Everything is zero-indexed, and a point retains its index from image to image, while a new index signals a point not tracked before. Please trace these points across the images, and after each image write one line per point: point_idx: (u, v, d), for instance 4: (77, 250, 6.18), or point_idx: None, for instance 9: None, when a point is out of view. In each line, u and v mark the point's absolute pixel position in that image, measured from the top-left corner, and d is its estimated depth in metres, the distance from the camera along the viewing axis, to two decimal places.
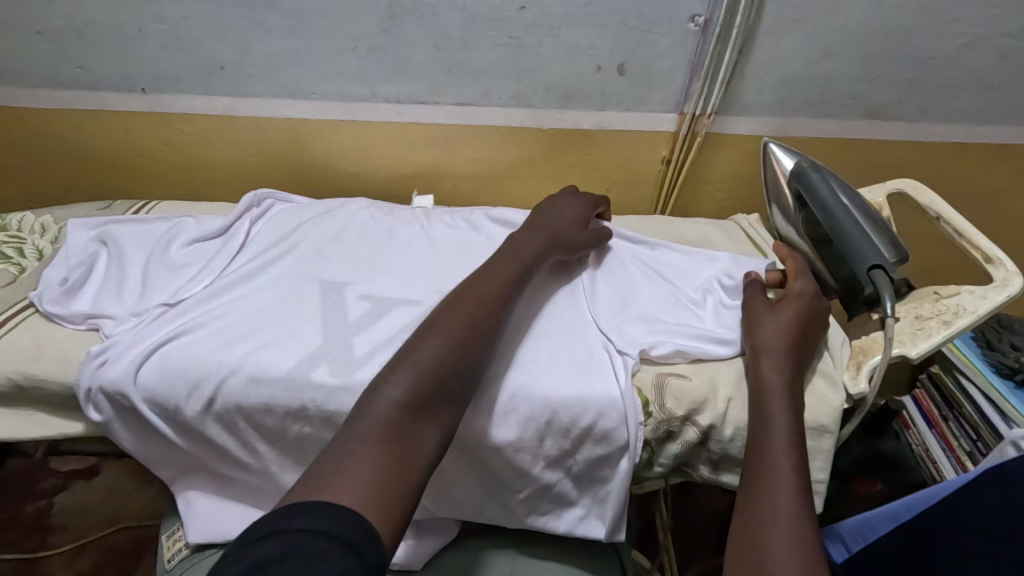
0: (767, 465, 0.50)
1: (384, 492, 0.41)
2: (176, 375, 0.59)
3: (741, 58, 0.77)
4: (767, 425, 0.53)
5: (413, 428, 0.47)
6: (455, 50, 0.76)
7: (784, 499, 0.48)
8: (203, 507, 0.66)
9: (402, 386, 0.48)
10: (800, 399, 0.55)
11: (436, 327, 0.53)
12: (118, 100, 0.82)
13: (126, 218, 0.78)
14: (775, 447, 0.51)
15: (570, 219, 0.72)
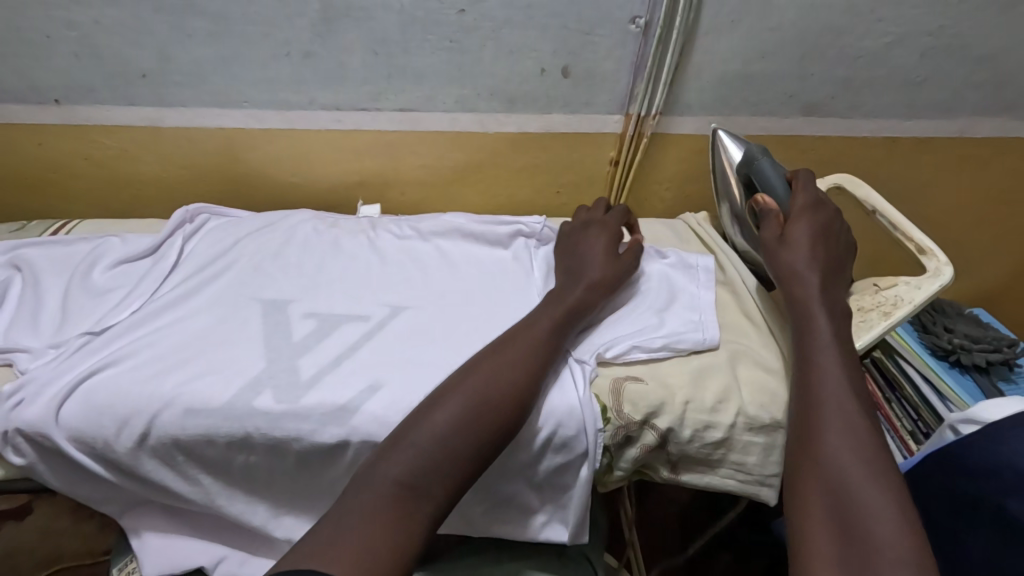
0: (829, 413, 0.49)
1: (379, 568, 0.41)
2: (103, 411, 0.54)
3: (682, 59, 0.77)
4: (814, 374, 0.53)
5: (413, 501, 0.47)
6: (394, 55, 0.73)
7: (855, 445, 0.47)
8: (157, 541, 0.61)
9: (404, 465, 0.48)
10: (845, 344, 0.55)
11: (452, 392, 0.52)
12: (26, 113, 0.75)
13: (45, 240, 0.72)
14: (831, 396, 0.50)
15: (603, 254, 0.68)
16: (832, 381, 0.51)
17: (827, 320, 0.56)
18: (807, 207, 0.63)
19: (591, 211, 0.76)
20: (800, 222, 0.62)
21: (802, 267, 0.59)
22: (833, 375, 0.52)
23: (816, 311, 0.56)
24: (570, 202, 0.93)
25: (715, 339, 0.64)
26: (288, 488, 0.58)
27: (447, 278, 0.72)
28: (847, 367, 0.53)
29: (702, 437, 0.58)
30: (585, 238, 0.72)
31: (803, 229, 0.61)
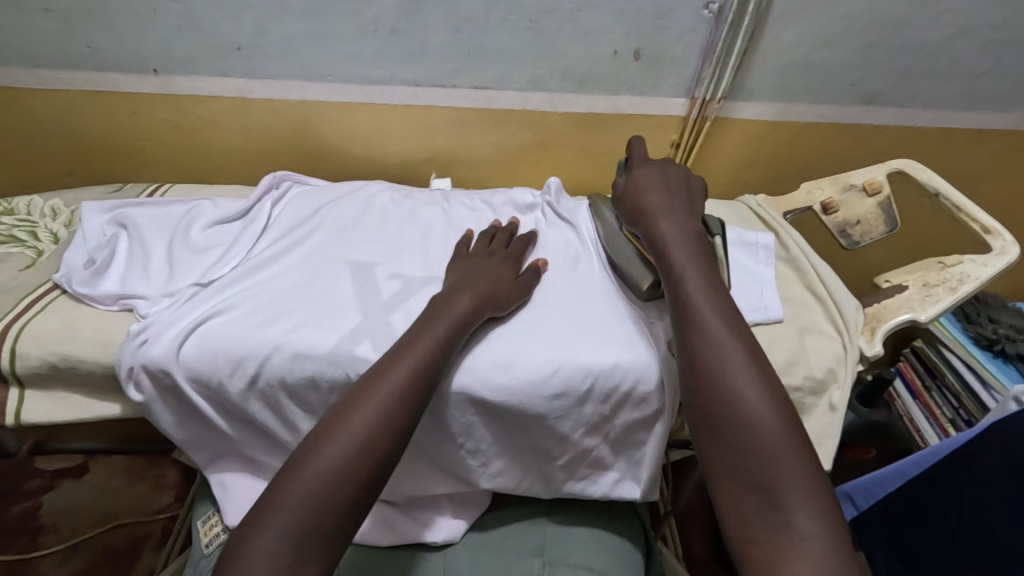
0: (710, 338, 0.50)
1: (319, 526, 0.43)
2: (218, 353, 0.58)
3: (750, 45, 0.80)
4: (690, 302, 0.53)
5: (307, 540, 0.42)
6: (475, 33, 0.77)
7: (738, 363, 0.48)
8: (237, 491, 0.66)
9: (291, 510, 0.43)
10: (743, 338, 0.50)
11: (343, 420, 0.48)
12: (126, 82, 0.80)
13: (142, 201, 0.76)
14: (705, 319, 0.51)
15: (495, 275, 0.65)
16: (704, 306, 0.52)
17: (718, 322, 0.51)
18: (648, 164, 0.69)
19: (490, 243, 0.72)
20: (656, 186, 0.66)
21: (666, 222, 0.61)
22: (703, 297, 0.53)
23: (677, 252, 0.58)
24: None
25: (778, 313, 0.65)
26: None
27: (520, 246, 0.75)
28: (754, 374, 0.47)
29: None
30: (489, 266, 0.66)
31: (657, 195, 0.65)
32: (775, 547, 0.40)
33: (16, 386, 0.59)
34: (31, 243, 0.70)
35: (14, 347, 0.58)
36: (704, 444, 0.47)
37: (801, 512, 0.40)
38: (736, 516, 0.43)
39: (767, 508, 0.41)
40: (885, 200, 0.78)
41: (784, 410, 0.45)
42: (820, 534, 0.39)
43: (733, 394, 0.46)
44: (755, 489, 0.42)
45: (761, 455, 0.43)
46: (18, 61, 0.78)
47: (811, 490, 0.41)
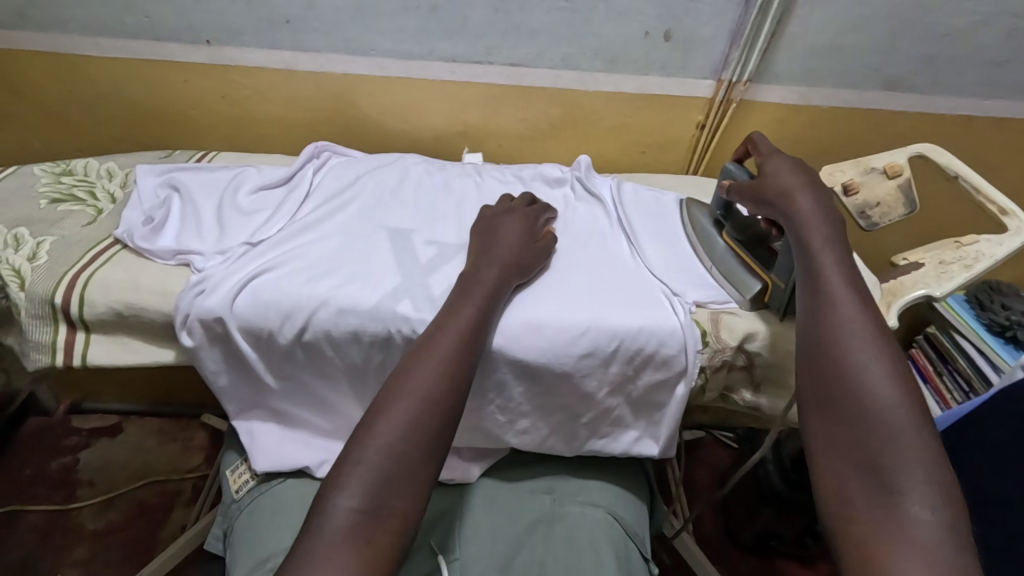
0: (841, 320, 0.51)
1: (397, 489, 0.47)
2: (269, 306, 0.62)
3: (777, 28, 0.82)
4: (826, 285, 0.54)
5: (387, 500, 0.47)
6: (512, 12, 0.80)
7: (866, 344, 0.49)
8: (265, 440, 0.69)
9: (363, 479, 0.47)
10: (867, 318, 0.52)
11: (410, 386, 0.52)
12: (180, 51, 0.84)
13: (191, 166, 0.80)
14: (837, 303, 0.53)
15: (519, 236, 0.68)
16: (835, 289, 0.54)
17: (847, 298, 0.53)
18: (773, 156, 0.68)
19: (512, 200, 0.75)
20: (792, 173, 0.64)
21: (803, 203, 0.61)
22: (840, 281, 0.54)
23: (813, 234, 0.58)
24: (654, 162, 0.99)
25: None
26: None
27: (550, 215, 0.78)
28: (879, 356, 0.49)
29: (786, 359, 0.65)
30: (495, 223, 0.70)
31: (794, 177, 0.63)
32: (878, 521, 0.42)
33: (82, 331, 0.64)
34: (90, 202, 0.75)
35: (83, 294, 0.62)
36: (814, 415, 0.49)
37: (916, 498, 0.42)
38: (838, 482, 0.45)
39: (876, 483, 0.43)
40: (903, 182, 0.80)
41: (917, 404, 0.46)
42: (934, 520, 0.40)
43: (856, 375, 0.48)
44: (865, 461, 0.45)
45: (873, 432, 0.45)
46: (81, 30, 0.82)
47: (931, 476, 0.42)
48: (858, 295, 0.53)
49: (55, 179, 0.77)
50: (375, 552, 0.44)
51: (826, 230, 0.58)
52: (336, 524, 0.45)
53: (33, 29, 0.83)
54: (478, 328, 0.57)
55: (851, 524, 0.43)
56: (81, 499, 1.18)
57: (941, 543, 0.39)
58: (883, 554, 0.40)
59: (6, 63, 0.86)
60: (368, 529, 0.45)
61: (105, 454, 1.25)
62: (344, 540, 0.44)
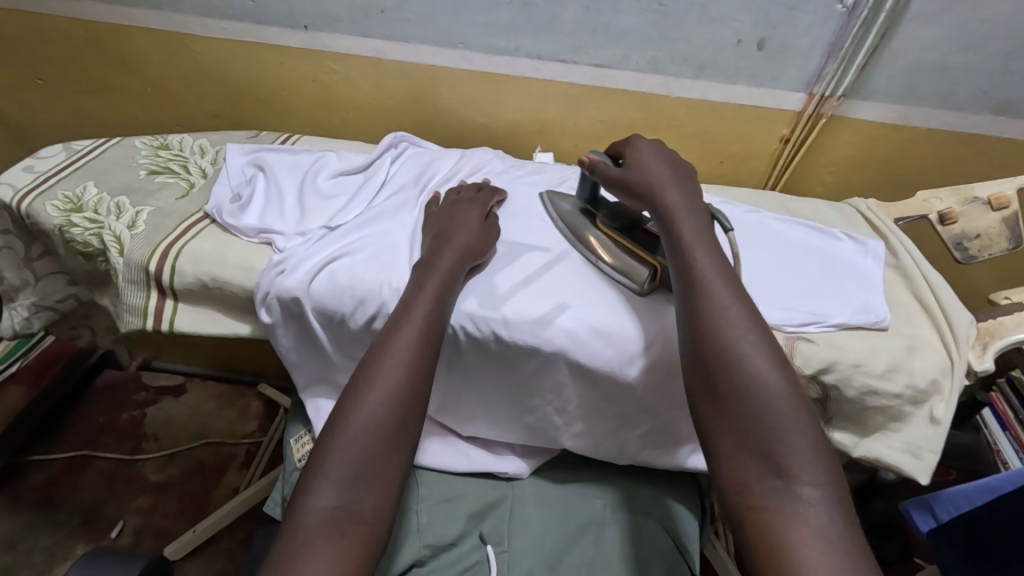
0: (717, 310, 0.51)
1: (367, 484, 0.49)
2: (343, 291, 0.64)
3: (882, 43, 0.78)
4: (702, 281, 0.53)
5: (357, 498, 0.48)
6: (602, 12, 0.79)
7: (744, 331, 0.49)
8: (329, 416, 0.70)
9: (335, 484, 0.48)
10: (744, 306, 0.51)
11: (370, 387, 0.53)
12: (278, 35, 0.88)
13: (277, 147, 0.83)
14: (714, 294, 0.52)
15: (471, 223, 0.68)
16: (713, 279, 0.53)
17: (727, 292, 0.52)
18: (640, 145, 0.66)
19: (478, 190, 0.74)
20: (660, 164, 0.63)
21: (672, 194, 0.60)
22: (712, 270, 0.53)
23: (688, 225, 0.57)
24: (733, 174, 0.95)
25: (887, 321, 0.65)
26: (479, 383, 0.67)
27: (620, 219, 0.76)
28: (766, 346, 0.49)
29: (869, 394, 0.61)
30: (454, 213, 0.70)
31: (659, 169, 0.62)
32: (782, 513, 0.42)
33: (170, 298, 0.67)
34: (184, 176, 0.79)
35: (174, 264, 0.66)
36: (705, 414, 0.48)
37: (807, 480, 0.43)
38: (734, 475, 0.45)
39: (772, 472, 0.44)
40: (1011, 215, 0.75)
41: (797, 391, 0.46)
42: (823, 501, 0.42)
43: (742, 367, 0.47)
44: (755, 450, 0.45)
45: (762, 419, 0.45)
46: (190, 11, 0.87)
47: (811, 451, 0.44)
48: (733, 283, 0.53)
49: (154, 152, 0.82)
50: (350, 542, 0.45)
51: (697, 222, 0.58)
52: (311, 522, 0.46)
53: (147, 8, 0.88)
54: (432, 323, 0.58)
55: (753, 517, 0.43)
56: (146, 452, 1.25)
57: (832, 530, 0.41)
58: (786, 532, 0.41)
59: (119, 38, 0.92)
60: (340, 525, 0.46)
61: (170, 412, 1.32)
62: (317, 536, 0.45)
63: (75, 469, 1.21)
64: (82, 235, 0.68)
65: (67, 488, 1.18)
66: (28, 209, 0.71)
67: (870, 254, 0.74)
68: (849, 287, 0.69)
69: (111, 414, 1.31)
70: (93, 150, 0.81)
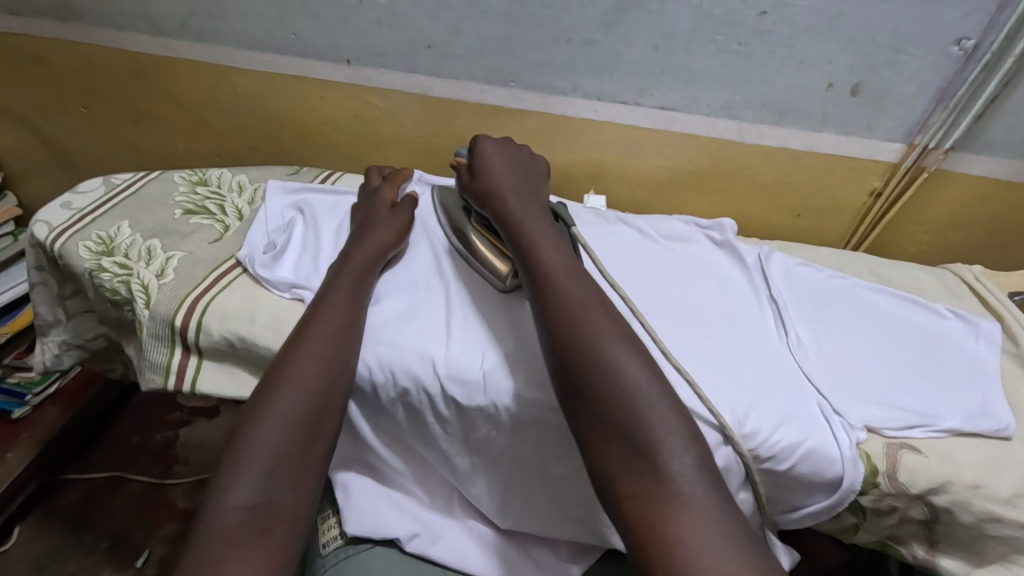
0: (565, 299, 0.51)
1: (286, 481, 0.47)
2: (376, 361, 0.58)
3: (1003, 91, 0.67)
4: (551, 278, 0.54)
5: (276, 495, 0.46)
6: (674, 52, 0.72)
7: (596, 316, 0.50)
8: (362, 499, 0.60)
9: (250, 486, 0.45)
10: (590, 291, 0.53)
11: (288, 386, 0.51)
12: (322, 69, 0.84)
13: (318, 187, 0.78)
14: (562, 287, 0.53)
15: (389, 221, 0.68)
16: (560, 275, 0.54)
17: (571, 279, 0.53)
18: (489, 147, 0.69)
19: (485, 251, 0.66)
20: (501, 167, 0.66)
21: (512, 202, 0.62)
22: (554, 258, 0.56)
23: (531, 226, 0.59)
24: (810, 228, 0.85)
25: (1010, 429, 0.54)
26: (518, 468, 0.59)
27: (705, 285, 0.69)
28: (614, 321, 0.50)
29: (987, 521, 0.50)
30: (370, 210, 0.70)
31: (506, 178, 0.65)
32: (650, 488, 0.42)
33: (195, 355, 0.62)
34: (219, 216, 0.75)
35: (200, 320, 0.61)
36: (576, 415, 0.47)
37: (676, 453, 0.43)
38: (607, 465, 0.44)
39: (637, 454, 0.43)
40: None
41: (651, 369, 0.47)
42: (694, 474, 0.42)
43: (599, 350, 0.48)
44: (623, 438, 0.44)
45: (626, 399, 0.45)
46: (234, 42, 0.84)
47: (677, 422, 0.44)
48: (575, 271, 0.55)
49: (192, 189, 0.79)
50: (271, 541, 0.43)
51: (541, 223, 0.60)
52: (223, 521, 0.43)
53: (190, 38, 0.85)
54: (344, 329, 0.56)
55: (630, 498, 0.42)
56: (176, 477, 1.23)
57: (699, 492, 0.41)
58: (668, 521, 0.40)
59: (164, 69, 0.90)
60: (260, 522, 0.44)
61: (201, 437, 1.30)
62: (229, 536, 0.42)
63: (104, 492, 1.19)
64: (111, 281, 0.65)
65: (96, 511, 1.16)
66: (60, 250, 0.68)
67: (983, 338, 0.63)
68: (958, 378, 0.60)
69: (143, 436, 1.30)
70: (133, 184, 0.78)
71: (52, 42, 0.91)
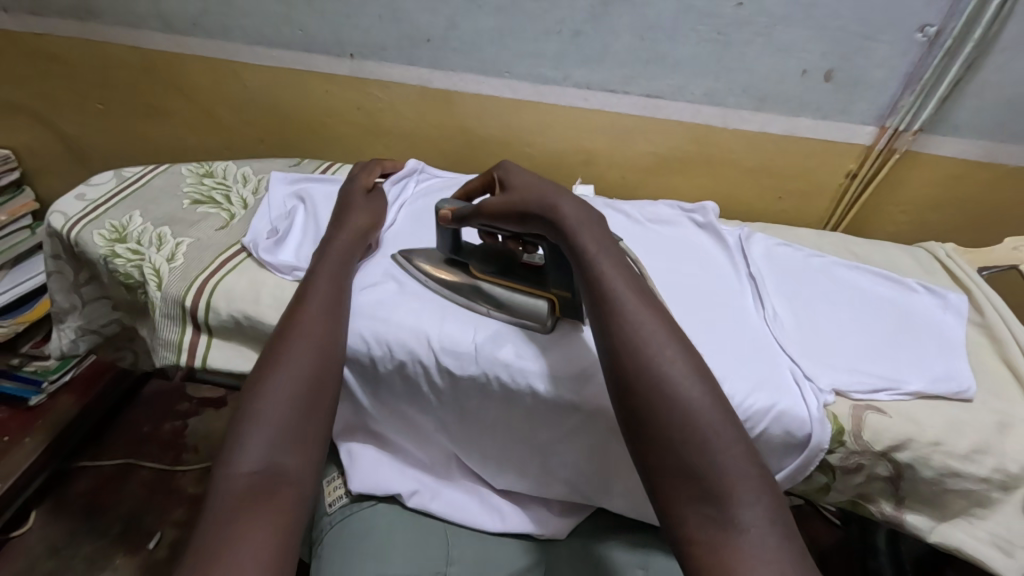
0: (635, 328, 0.50)
1: (290, 447, 0.51)
2: (374, 336, 0.61)
3: (965, 75, 0.71)
4: (613, 296, 0.52)
5: (280, 460, 0.50)
6: (658, 42, 0.75)
7: (666, 348, 0.49)
8: (365, 459, 0.66)
9: (256, 453, 0.49)
10: (660, 322, 0.51)
11: (284, 360, 0.55)
12: (324, 64, 0.87)
13: (319, 177, 0.82)
14: (632, 313, 0.51)
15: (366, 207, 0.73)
16: (629, 298, 0.51)
17: (641, 305, 0.51)
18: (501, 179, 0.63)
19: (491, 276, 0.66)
20: (539, 178, 0.60)
21: (568, 205, 0.56)
22: (618, 277, 0.53)
23: (590, 237, 0.54)
24: (793, 211, 0.89)
25: (971, 391, 0.57)
26: (509, 435, 0.63)
27: (688, 263, 0.72)
28: (689, 357, 0.49)
29: (947, 475, 0.54)
30: (354, 202, 0.73)
31: (543, 185, 0.59)
32: (718, 530, 0.43)
33: (205, 333, 0.66)
34: (225, 205, 0.79)
35: (209, 300, 0.65)
36: (642, 447, 0.47)
37: (747, 502, 0.43)
38: (673, 500, 0.45)
39: (705, 496, 0.44)
40: None
41: (720, 403, 0.47)
42: (764, 519, 0.43)
43: (665, 383, 0.47)
44: (693, 480, 0.45)
45: (696, 439, 0.45)
46: (241, 39, 0.88)
47: (748, 465, 0.45)
48: (646, 299, 0.52)
49: (199, 180, 0.82)
50: (282, 499, 0.47)
51: (598, 231, 0.55)
52: (235, 485, 0.47)
53: (199, 36, 0.89)
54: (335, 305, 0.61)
55: (695, 538, 0.44)
56: (186, 463, 1.27)
57: (771, 543, 0.42)
58: (735, 563, 0.41)
59: (174, 66, 0.94)
60: (269, 484, 0.48)
61: (209, 425, 1.34)
62: (244, 496, 0.46)
63: (116, 478, 1.23)
64: (124, 266, 0.69)
65: (110, 496, 1.20)
66: (76, 237, 0.72)
67: (952, 308, 0.67)
68: (927, 345, 0.63)
69: (153, 424, 1.34)
70: (143, 176, 0.82)
71: (67, 41, 0.95)
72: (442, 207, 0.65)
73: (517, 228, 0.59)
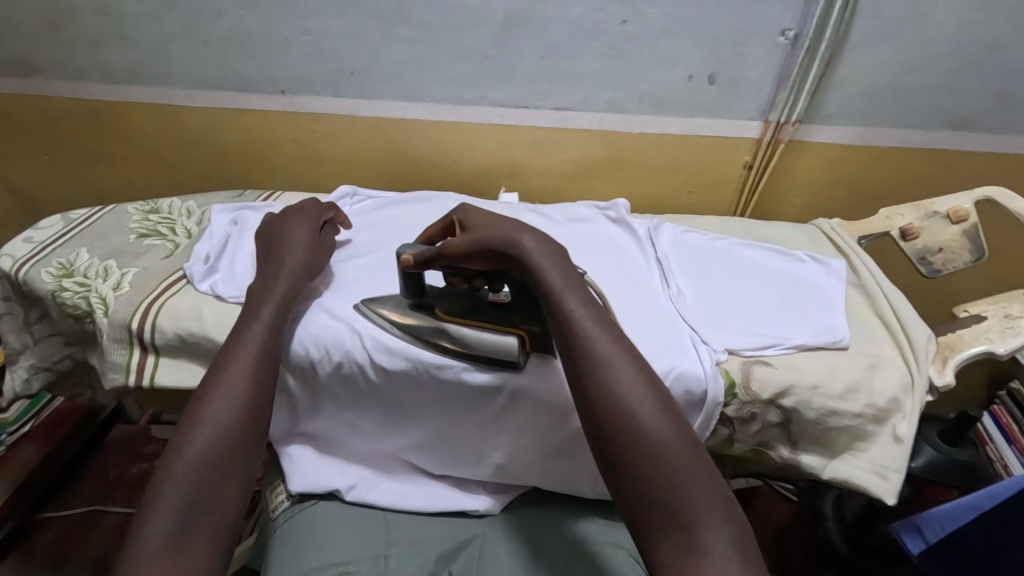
0: (604, 360, 0.51)
1: (204, 508, 0.50)
2: (310, 341, 0.66)
3: (827, 70, 0.81)
4: (579, 331, 0.53)
5: (194, 524, 0.49)
6: (559, 60, 0.84)
7: (631, 379, 0.50)
8: (305, 462, 0.70)
9: (165, 519, 0.49)
10: (624, 350, 0.52)
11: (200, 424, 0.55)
12: (260, 101, 0.94)
13: (257, 205, 0.87)
14: (598, 344, 0.52)
15: (299, 240, 0.73)
16: (594, 329, 0.53)
17: (606, 336, 0.53)
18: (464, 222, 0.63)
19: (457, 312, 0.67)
20: (502, 219, 0.61)
21: (529, 239, 0.58)
22: (586, 314, 0.54)
23: (555, 273, 0.56)
24: (702, 203, 0.97)
25: (846, 340, 0.65)
26: (443, 422, 0.68)
27: (601, 253, 0.79)
28: (653, 386, 0.51)
29: (828, 415, 0.61)
30: (282, 225, 0.75)
31: (505, 223, 0.60)
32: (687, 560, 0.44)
33: (152, 354, 0.70)
34: (170, 237, 0.84)
35: (154, 321, 0.69)
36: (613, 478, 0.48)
37: (712, 529, 0.44)
38: (643, 529, 0.46)
39: (673, 524, 0.45)
40: (970, 227, 0.76)
41: (683, 432, 0.49)
42: (730, 549, 0.44)
43: (636, 416, 0.49)
44: (661, 510, 0.46)
45: (665, 472, 0.46)
46: (179, 84, 0.94)
47: (712, 495, 0.46)
48: (612, 328, 0.54)
49: (145, 217, 0.87)
50: (192, 562, 0.47)
51: (559, 266, 0.56)
52: (145, 554, 0.47)
53: (139, 83, 0.95)
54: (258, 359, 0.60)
55: (664, 566, 0.44)
56: None
57: (737, 566, 0.43)
58: None
59: (118, 113, 0.99)
60: (180, 546, 0.48)
61: None
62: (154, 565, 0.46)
63: (82, 526, 1.23)
64: (72, 298, 0.73)
65: (77, 543, 1.20)
66: (25, 276, 0.76)
67: (832, 272, 0.75)
68: (812, 306, 0.70)
69: (119, 468, 1.34)
70: (88, 218, 0.86)
71: (13, 97, 1.00)
72: (403, 253, 0.64)
73: (483, 266, 0.60)
